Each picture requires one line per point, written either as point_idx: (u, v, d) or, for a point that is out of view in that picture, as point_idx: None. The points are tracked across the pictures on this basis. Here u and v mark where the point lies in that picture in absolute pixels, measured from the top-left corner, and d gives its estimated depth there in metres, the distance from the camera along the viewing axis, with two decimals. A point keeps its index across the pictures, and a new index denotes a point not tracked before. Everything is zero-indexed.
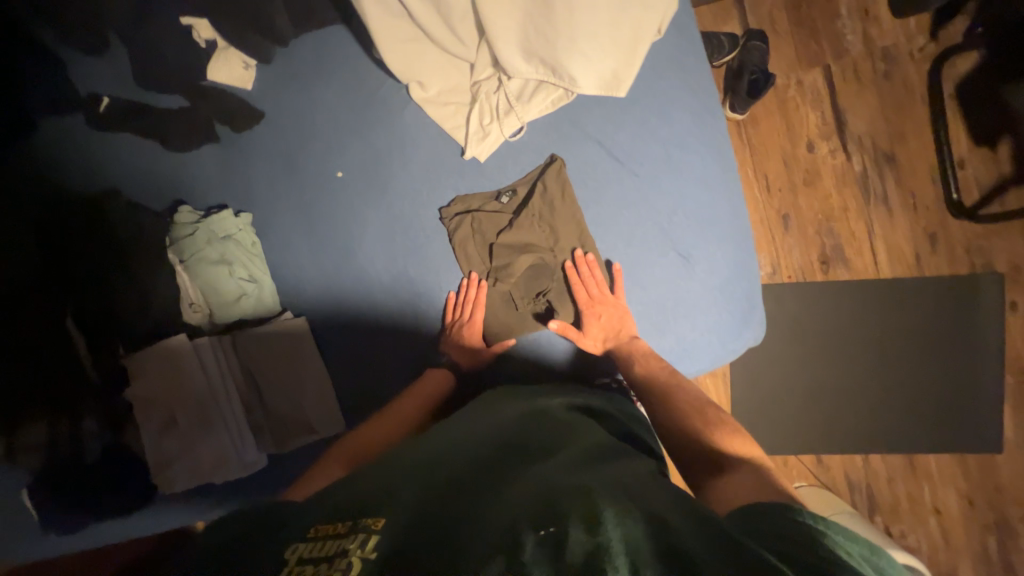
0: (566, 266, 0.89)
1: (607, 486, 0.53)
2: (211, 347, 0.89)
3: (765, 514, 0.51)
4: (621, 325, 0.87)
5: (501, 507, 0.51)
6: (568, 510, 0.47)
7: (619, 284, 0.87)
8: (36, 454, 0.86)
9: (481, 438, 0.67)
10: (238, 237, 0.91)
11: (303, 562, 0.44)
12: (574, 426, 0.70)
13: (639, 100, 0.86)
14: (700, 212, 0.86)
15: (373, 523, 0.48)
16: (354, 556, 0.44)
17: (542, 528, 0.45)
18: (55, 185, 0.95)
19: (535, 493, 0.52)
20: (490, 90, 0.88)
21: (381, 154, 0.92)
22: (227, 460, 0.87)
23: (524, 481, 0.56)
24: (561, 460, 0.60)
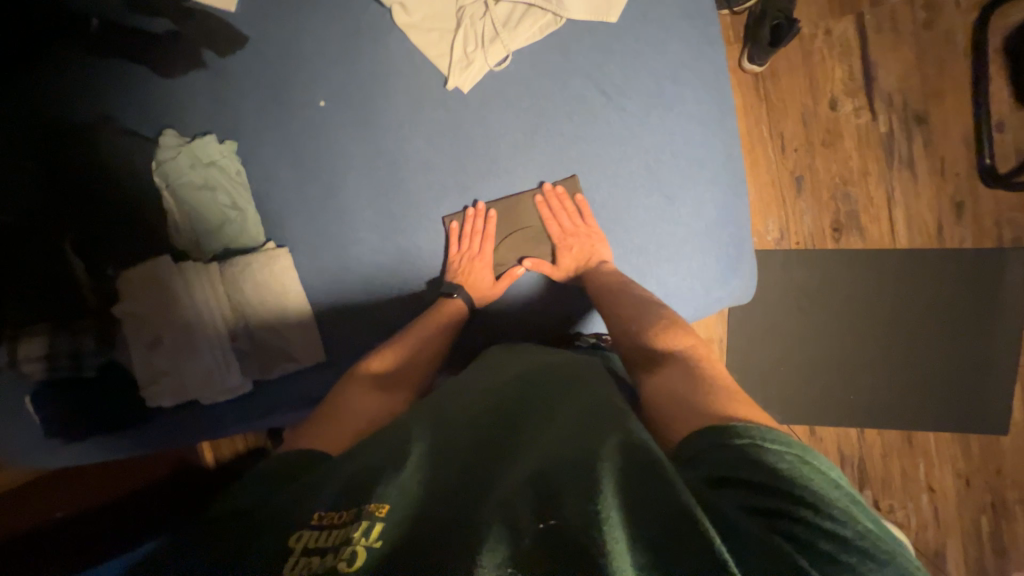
0: (534, 206, 0.87)
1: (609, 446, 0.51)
2: (197, 273, 0.89)
3: (723, 442, 0.51)
4: (593, 253, 0.85)
5: (507, 484, 0.48)
6: (564, 492, 0.46)
7: (588, 212, 0.85)
8: (37, 363, 0.90)
9: (490, 401, 0.65)
10: (221, 163, 0.90)
11: (309, 552, 0.44)
12: (579, 383, 0.68)
13: (632, 29, 0.81)
14: (689, 150, 0.83)
15: (377, 509, 0.46)
16: (358, 546, 0.43)
17: (543, 520, 0.43)
18: (32, 104, 0.93)
19: (538, 465, 0.50)
20: (476, 15, 0.85)
21: (364, 83, 0.89)
22: (211, 381, 0.90)
23: (530, 447, 0.55)
24: (567, 423, 0.58)
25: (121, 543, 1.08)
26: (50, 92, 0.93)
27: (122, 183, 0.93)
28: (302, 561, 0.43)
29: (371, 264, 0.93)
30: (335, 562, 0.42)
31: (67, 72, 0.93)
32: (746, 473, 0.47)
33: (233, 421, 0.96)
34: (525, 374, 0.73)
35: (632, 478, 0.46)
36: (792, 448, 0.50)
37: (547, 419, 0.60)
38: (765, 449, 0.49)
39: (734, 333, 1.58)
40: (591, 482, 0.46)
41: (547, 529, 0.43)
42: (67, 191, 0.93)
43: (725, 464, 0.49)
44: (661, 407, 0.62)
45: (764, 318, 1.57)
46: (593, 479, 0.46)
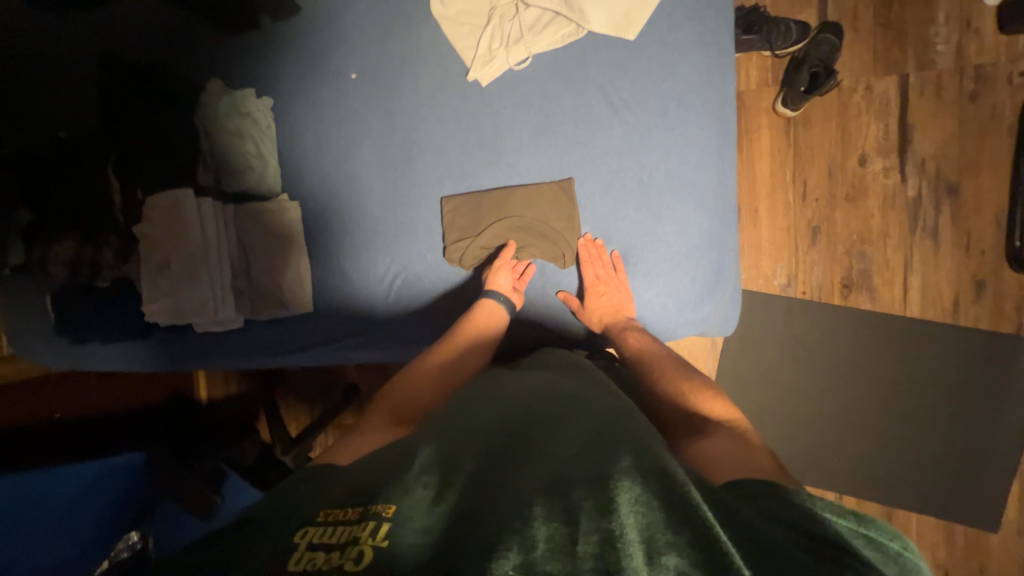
0: (575, 247, 0.90)
1: (619, 463, 0.55)
2: (213, 211, 0.97)
3: (776, 497, 0.54)
4: (620, 306, 0.88)
5: (516, 495, 0.52)
6: (579, 503, 0.49)
7: (623, 269, 0.88)
8: (60, 268, 0.98)
9: (498, 418, 0.69)
10: (253, 114, 0.98)
11: (314, 548, 0.47)
12: (586, 405, 0.71)
13: (650, 49, 0.85)
14: (684, 172, 0.86)
15: (384, 510, 0.50)
16: (366, 545, 0.46)
17: (556, 522, 0.48)
18: (103, 38, 1.04)
19: (550, 475, 0.55)
20: (505, 16, 0.89)
21: (395, 63, 0.96)
22: (205, 309, 0.97)
23: (541, 456, 0.59)
24: (577, 440, 0.62)
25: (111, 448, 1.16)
26: (122, 31, 1.04)
27: (166, 119, 1.03)
28: (307, 555, 0.46)
29: (369, 232, 0.99)
30: (342, 560, 0.45)
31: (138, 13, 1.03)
32: (808, 523, 0.50)
33: (218, 353, 1.03)
34: (534, 390, 0.76)
35: (641, 494, 0.50)
36: (849, 517, 0.52)
37: (556, 438, 0.63)
38: (826, 516, 0.51)
39: (722, 371, 1.56)
40: (604, 497, 0.50)
41: (559, 530, 0.47)
42: (115, 119, 1.03)
43: (784, 514, 0.51)
44: (711, 460, 0.65)
45: (756, 362, 1.55)
46: (605, 494, 0.50)
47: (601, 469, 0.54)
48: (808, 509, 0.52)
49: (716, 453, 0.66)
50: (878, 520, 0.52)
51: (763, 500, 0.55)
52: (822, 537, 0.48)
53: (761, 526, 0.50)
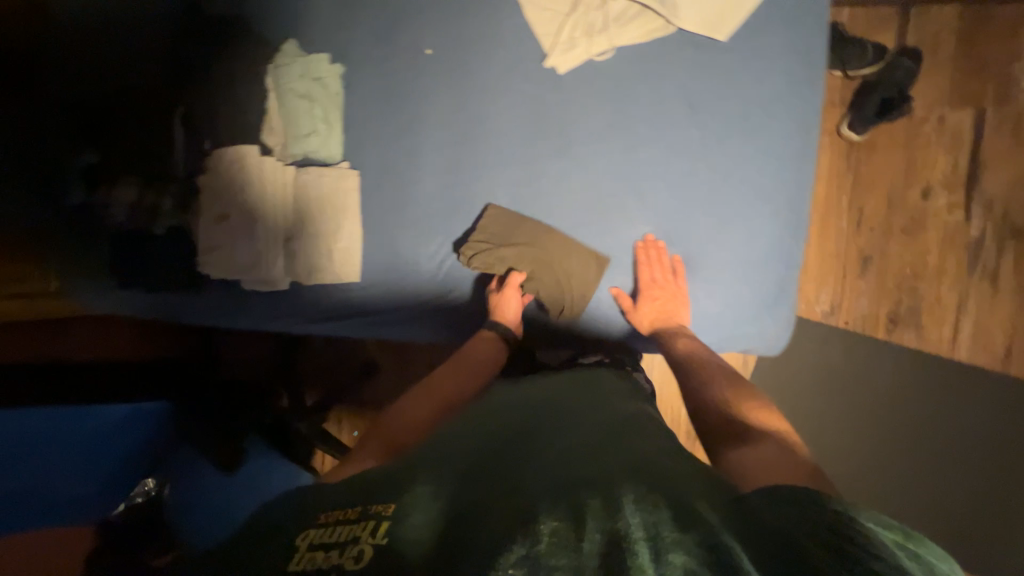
0: (632, 248, 0.88)
1: (624, 469, 0.53)
2: (273, 170, 0.97)
3: (799, 502, 0.49)
4: (673, 312, 0.85)
5: (515, 497, 0.50)
6: (583, 501, 0.47)
7: (684, 275, 0.85)
8: (121, 211, 1.01)
9: (504, 424, 0.67)
10: (325, 80, 0.98)
11: (315, 547, 0.47)
12: (597, 415, 0.69)
13: (739, 51, 0.82)
14: (759, 181, 0.83)
15: (384, 510, 0.49)
16: (365, 544, 0.46)
17: (555, 518, 0.45)
18: None
19: (554, 478, 0.53)
20: (591, 6, 0.87)
21: (470, 42, 0.95)
22: (258, 266, 0.98)
23: (546, 461, 0.57)
24: (585, 446, 0.59)
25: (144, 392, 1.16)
26: None
27: (231, 71, 1.00)
28: (308, 554, 0.46)
29: (424, 209, 0.98)
30: (342, 559, 0.45)
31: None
32: (836, 534, 0.44)
33: (260, 313, 1.03)
34: (543, 400, 0.74)
35: (649, 497, 0.48)
36: (893, 530, 0.45)
37: (564, 444, 0.61)
38: (864, 524, 0.45)
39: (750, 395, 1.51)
40: (608, 497, 0.47)
41: (561, 527, 0.44)
42: (187, 70, 1.03)
43: (813, 524, 0.46)
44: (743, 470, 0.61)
45: None
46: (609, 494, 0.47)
47: (607, 474, 0.52)
48: (842, 516, 0.46)
49: (758, 462, 0.61)
50: (926, 538, 0.45)
51: (785, 509, 0.50)
52: (853, 545, 0.43)
53: (783, 533, 0.45)
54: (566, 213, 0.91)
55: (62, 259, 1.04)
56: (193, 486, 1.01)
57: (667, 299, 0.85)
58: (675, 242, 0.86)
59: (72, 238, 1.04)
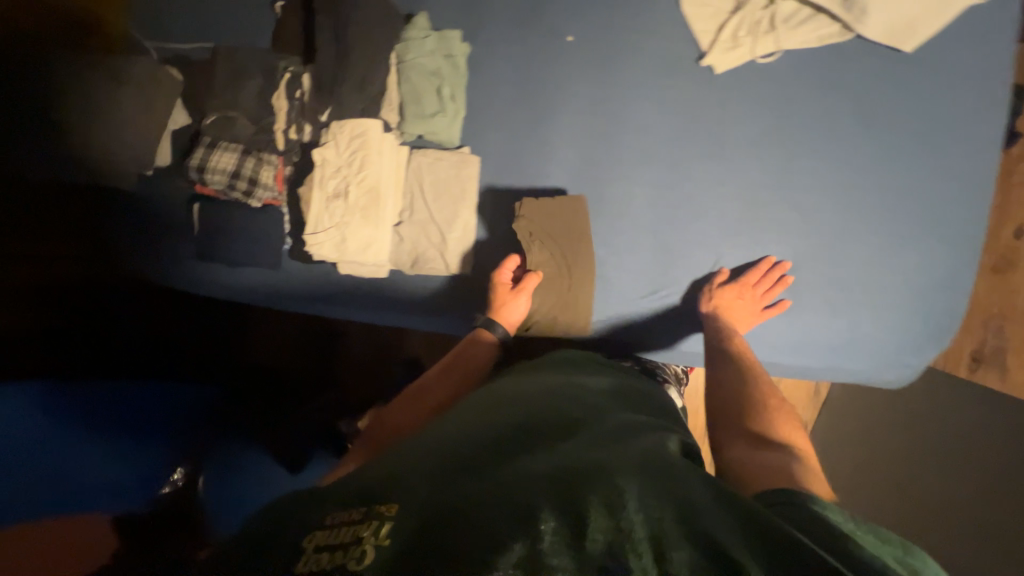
0: (762, 258, 0.83)
1: (616, 461, 0.52)
2: (391, 150, 0.90)
3: (799, 510, 0.49)
4: (738, 321, 0.81)
5: (515, 487, 0.48)
6: (583, 498, 0.46)
7: (772, 310, 0.82)
8: (218, 177, 0.96)
9: (502, 412, 0.65)
10: (456, 58, 0.92)
11: (321, 549, 0.44)
12: (593, 407, 0.67)
13: (921, 64, 0.78)
14: (929, 204, 0.79)
15: (387, 511, 0.48)
16: (368, 545, 0.44)
17: (545, 516, 0.44)
18: None
19: (547, 468, 0.51)
20: (759, 5, 0.83)
21: (618, 32, 0.89)
22: (370, 249, 0.89)
23: (538, 454, 0.55)
24: (585, 439, 0.58)
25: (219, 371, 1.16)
26: None
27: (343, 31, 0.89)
28: (314, 558, 0.44)
29: (551, 202, 0.92)
30: (345, 560, 0.43)
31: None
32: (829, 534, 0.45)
33: (348, 300, 0.99)
34: (538, 388, 0.72)
35: (643, 495, 0.47)
36: (891, 542, 0.48)
37: (563, 436, 0.59)
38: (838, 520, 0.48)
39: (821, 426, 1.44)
40: (606, 492, 0.46)
41: (561, 527, 0.44)
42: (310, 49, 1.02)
43: (808, 523, 0.47)
44: (744, 472, 0.60)
45: None
46: (607, 491, 0.46)
47: (604, 465, 0.51)
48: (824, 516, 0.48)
49: (767, 469, 0.59)
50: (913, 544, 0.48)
51: (779, 510, 0.51)
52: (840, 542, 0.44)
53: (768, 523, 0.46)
54: (710, 220, 0.86)
55: (163, 229, 1.06)
56: (230, 480, 0.91)
57: (815, 319, 0.81)
58: (833, 260, 0.80)
59: (175, 207, 1.05)
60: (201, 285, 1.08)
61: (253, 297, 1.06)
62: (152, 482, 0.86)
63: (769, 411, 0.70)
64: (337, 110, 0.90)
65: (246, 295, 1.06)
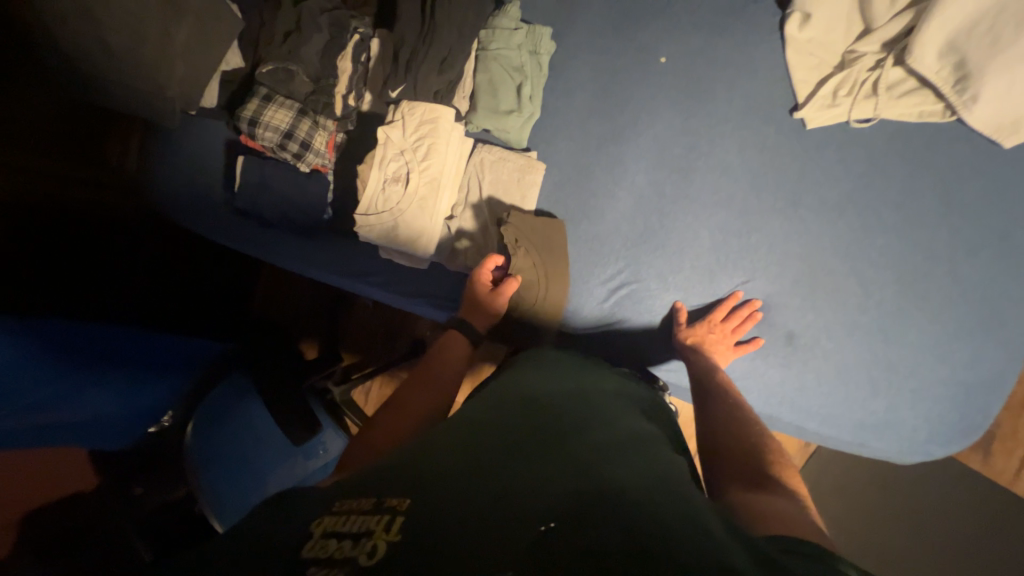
0: (733, 291, 0.85)
1: (641, 480, 0.44)
2: (458, 142, 0.87)
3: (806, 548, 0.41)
4: (714, 360, 0.82)
5: (538, 491, 0.42)
6: (602, 514, 0.38)
7: (745, 347, 0.83)
8: (270, 134, 0.90)
9: (525, 408, 0.59)
10: (542, 57, 0.87)
11: (328, 536, 0.39)
12: (624, 415, 0.61)
13: (1015, 163, 0.77)
14: (993, 303, 0.78)
15: (398, 504, 0.41)
16: (377, 540, 0.38)
17: (555, 526, 0.37)
18: None
19: (564, 475, 0.44)
20: (866, 67, 0.80)
21: (715, 64, 0.86)
22: (419, 240, 0.86)
23: (559, 453, 0.48)
24: (613, 443, 0.51)
25: (228, 328, 1.11)
26: None
27: (430, 5, 0.84)
28: (321, 543, 0.39)
29: (611, 226, 0.89)
30: (352, 552, 0.37)
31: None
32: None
33: (385, 282, 0.95)
34: (561, 385, 0.66)
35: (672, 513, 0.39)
36: None
37: (591, 436, 0.52)
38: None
39: None
40: (631, 510, 0.39)
41: (576, 543, 0.36)
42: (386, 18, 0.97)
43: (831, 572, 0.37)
44: (756, 510, 0.55)
45: None
46: (633, 510, 0.39)
47: (637, 478, 0.44)
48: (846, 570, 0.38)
49: (774, 512, 0.54)
50: None
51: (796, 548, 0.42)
52: None
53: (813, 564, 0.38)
54: (769, 275, 0.84)
55: (201, 175, 1.02)
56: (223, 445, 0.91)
57: (853, 394, 0.81)
58: (884, 340, 0.80)
59: (219, 156, 1.01)
60: (231, 240, 1.03)
61: (285, 263, 1.02)
62: (140, 419, 0.85)
63: (768, 458, 0.67)
64: (411, 88, 0.84)
65: (279, 258, 1.01)
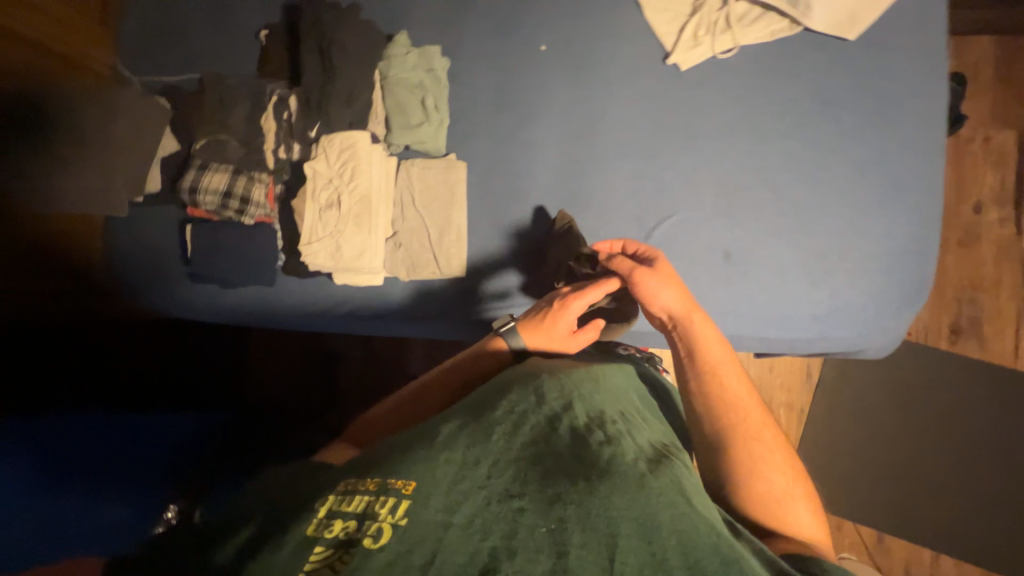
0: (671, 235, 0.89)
1: (652, 476, 0.56)
2: (380, 161, 0.94)
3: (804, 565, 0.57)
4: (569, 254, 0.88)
5: (552, 494, 0.52)
6: (618, 516, 0.50)
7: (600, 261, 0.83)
8: (211, 198, 0.98)
9: (536, 402, 0.66)
10: (438, 71, 0.96)
11: (333, 514, 0.49)
12: (625, 412, 0.70)
13: (867, 48, 0.85)
14: (896, 172, 0.84)
15: (405, 488, 0.50)
16: (383, 523, 0.47)
17: (565, 523, 0.49)
18: None
19: (581, 472, 0.55)
20: (713, 7, 0.90)
21: (588, 40, 0.96)
22: (365, 256, 0.92)
23: (575, 448, 0.59)
24: (626, 437, 0.63)
25: None
26: None
27: (327, 50, 0.93)
28: (325, 521, 0.48)
29: (538, 201, 0.96)
30: (359, 533, 0.46)
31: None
32: None
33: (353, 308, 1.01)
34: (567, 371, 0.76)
35: (680, 511, 0.53)
36: None
37: (600, 434, 0.61)
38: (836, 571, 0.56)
39: (817, 407, 1.51)
40: (642, 511, 0.51)
41: (599, 544, 0.48)
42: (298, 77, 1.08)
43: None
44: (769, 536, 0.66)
45: (853, 402, 1.51)
46: (643, 510, 0.51)
47: (640, 476, 0.55)
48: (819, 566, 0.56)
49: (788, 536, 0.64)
50: None
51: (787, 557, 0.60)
52: None
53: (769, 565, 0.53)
54: (690, 205, 0.89)
55: (158, 255, 1.07)
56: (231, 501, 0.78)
57: (799, 292, 0.85)
58: (810, 234, 0.85)
59: (170, 234, 1.07)
60: (201, 308, 1.09)
61: (253, 315, 1.07)
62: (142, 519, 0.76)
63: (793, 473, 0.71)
64: (326, 124, 0.93)
65: (248, 312, 1.07)
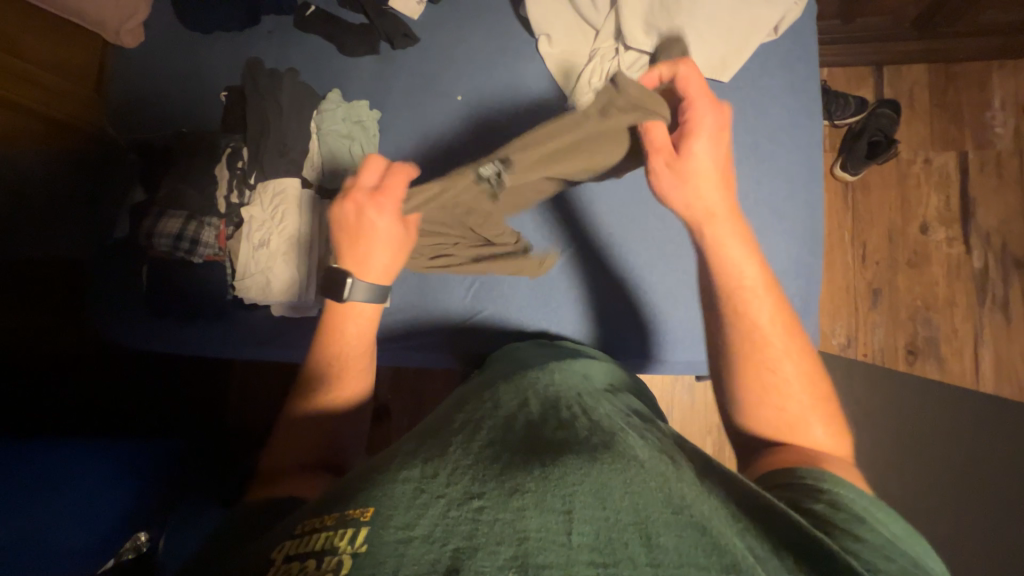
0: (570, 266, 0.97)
1: (606, 445, 0.51)
2: (311, 204, 1.05)
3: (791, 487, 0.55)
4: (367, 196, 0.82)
5: (510, 485, 0.46)
6: (571, 488, 0.45)
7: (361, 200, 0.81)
8: (164, 240, 1.03)
9: (494, 402, 0.63)
10: (365, 123, 1.07)
11: (290, 559, 0.45)
12: (587, 391, 0.66)
13: (741, 91, 0.94)
14: (775, 201, 0.91)
15: (361, 514, 0.46)
16: (343, 555, 0.43)
17: (519, 501, 0.44)
18: (241, 55, 1.17)
19: (537, 456, 0.51)
20: (606, 56, 0.99)
21: (499, 89, 1.06)
22: (293, 288, 1.04)
23: (529, 437, 0.55)
24: (580, 415, 0.59)
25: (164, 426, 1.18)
26: (256, 49, 1.16)
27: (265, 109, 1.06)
28: (285, 567, 0.44)
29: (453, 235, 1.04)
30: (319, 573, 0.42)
31: (274, 26, 1.15)
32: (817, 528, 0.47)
33: (288, 338, 1.09)
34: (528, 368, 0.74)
35: (635, 474, 0.47)
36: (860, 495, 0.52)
37: (553, 423, 0.57)
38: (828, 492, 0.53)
39: None
40: (594, 478, 0.46)
41: (557, 520, 0.43)
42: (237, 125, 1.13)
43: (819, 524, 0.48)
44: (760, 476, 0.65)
45: None
46: (595, 476, 0.46)
47: (592, 449, 0.50)
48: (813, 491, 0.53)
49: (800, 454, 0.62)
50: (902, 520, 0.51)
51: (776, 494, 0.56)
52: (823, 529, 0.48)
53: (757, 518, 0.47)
54: None
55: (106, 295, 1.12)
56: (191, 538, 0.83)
57: None
58: None
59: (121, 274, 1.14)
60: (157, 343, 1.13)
61: (204, 351, 1.13)
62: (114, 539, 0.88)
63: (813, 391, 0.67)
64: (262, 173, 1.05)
65: (201, 346, 1.12)
